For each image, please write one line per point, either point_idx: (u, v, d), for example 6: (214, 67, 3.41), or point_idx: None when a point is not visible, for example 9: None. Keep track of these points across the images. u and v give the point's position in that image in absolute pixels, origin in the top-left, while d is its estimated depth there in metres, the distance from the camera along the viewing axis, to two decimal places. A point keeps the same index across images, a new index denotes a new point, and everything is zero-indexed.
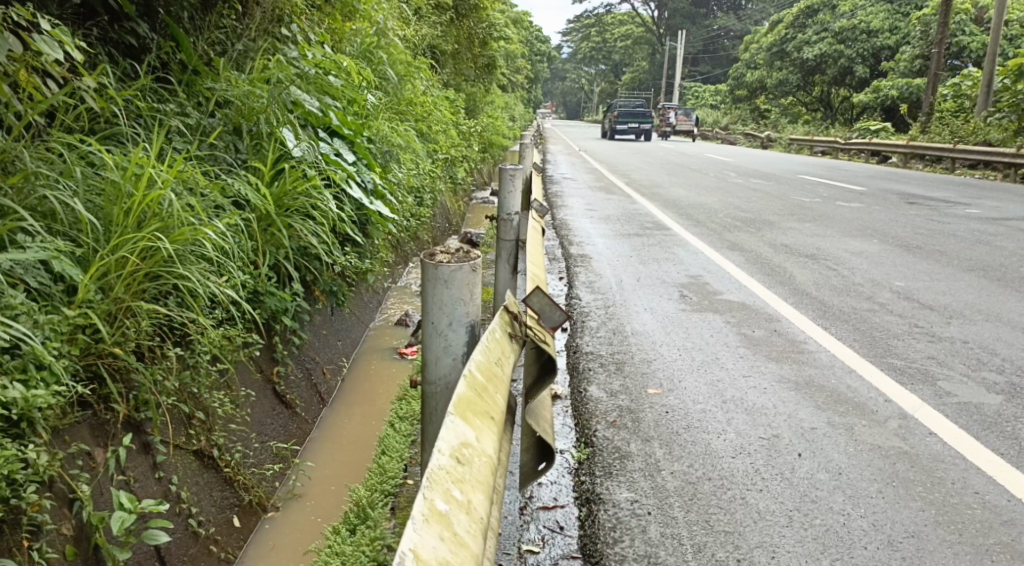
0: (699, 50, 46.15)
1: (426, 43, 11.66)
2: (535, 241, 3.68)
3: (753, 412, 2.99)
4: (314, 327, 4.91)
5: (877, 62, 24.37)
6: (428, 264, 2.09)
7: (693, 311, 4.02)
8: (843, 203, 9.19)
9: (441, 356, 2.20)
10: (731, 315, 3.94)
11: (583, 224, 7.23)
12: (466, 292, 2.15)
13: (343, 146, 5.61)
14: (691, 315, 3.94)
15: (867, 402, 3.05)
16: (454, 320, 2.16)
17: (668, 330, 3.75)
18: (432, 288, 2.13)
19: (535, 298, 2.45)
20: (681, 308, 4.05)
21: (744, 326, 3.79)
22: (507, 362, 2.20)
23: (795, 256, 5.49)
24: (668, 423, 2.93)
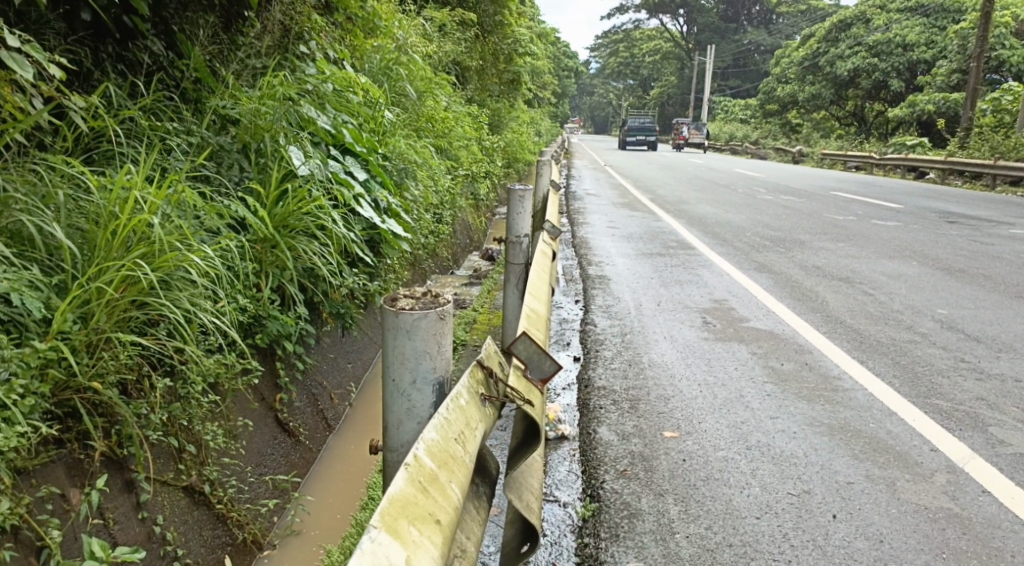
0: (729, 65, 45.76)
1: (451, 59, 11.56)
2: (545, 263, 3.45)
3: (781, 461, 2.73)
4: (319, 350, 4.73)
5: (913, 76, 23.85)
6: (387, 314, 2.00)
7: (716, 340, 3.77)
8: (879, 222, 8.85)
9: (403, 420, 2.10)
10: (757, 345, 3.69)
11: (604, 242, 7.00)
12: (432, 344, 2.04)
13: (355, 163, 5.46)
14: (714, 345, 3.69)
15: (910, 452, 2.77)
16: (418, 379, 2.06)
17: (689, 363, 3.49)
18: (394, 339, 2.03)
19: (522, 346, 2.36)
20: (703, 337, 3.80)
21: (771, 357, 3.54)
22: (473, 436, 2.01)
23: (828, 280, 5.21)
24: (684, 474, 2.68)
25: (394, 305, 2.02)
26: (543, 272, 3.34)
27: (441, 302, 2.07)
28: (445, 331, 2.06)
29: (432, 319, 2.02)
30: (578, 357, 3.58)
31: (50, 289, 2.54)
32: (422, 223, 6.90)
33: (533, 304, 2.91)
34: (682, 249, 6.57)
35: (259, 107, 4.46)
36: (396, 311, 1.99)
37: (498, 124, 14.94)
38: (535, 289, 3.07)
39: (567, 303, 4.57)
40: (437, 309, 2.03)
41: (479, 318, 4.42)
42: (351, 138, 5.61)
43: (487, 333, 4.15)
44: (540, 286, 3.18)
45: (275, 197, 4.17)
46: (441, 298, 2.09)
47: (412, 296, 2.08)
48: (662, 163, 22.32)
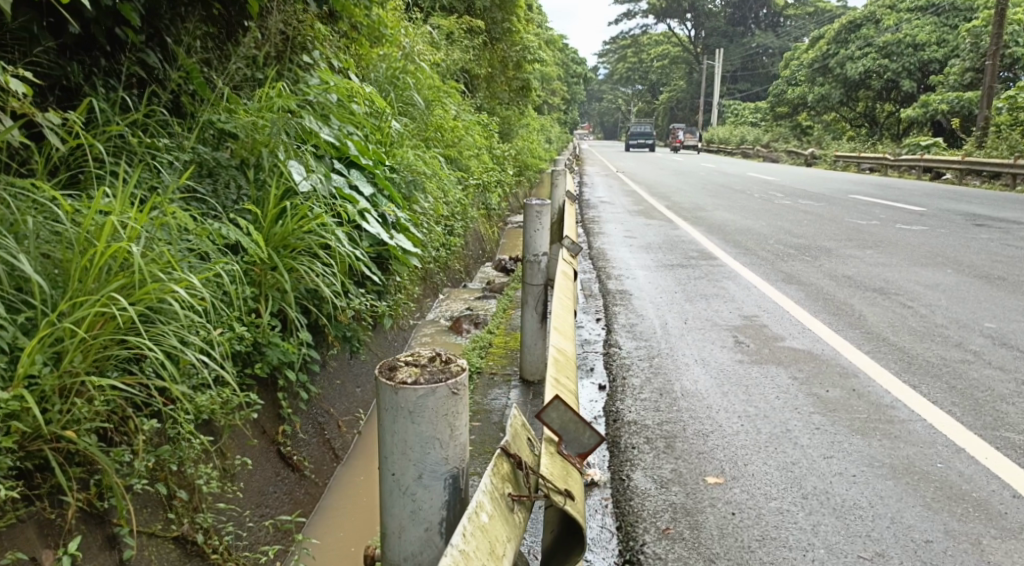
0: (738, 68, 45.42)
1: (459, 67, 11.35)
2: (567, 285, 3.20)
3: (844, 514, 2.39)
4: (325, 376, 4.49)
5: (926, 75, 23.44)
6: (389, 393, 1.82)
7: (752, 363, 3.49)
8: (904, 227, 8.53)
9: (408, 521, 1.89)
10: (796, 369, 3.41)
11: (622, 253, 6.73)
12: (441, 425, 1.85)
13: (361, 177, 5.22)
14: (750, 370, 3.41)
15: (989, 499, 2.46)
16: (424, 473, 1.87)
17: (726, 392, 3.21)
18: (395, 423, 1.85)
19: (554, 417, 2.12)
20: (738, 361, 3.51)
21: (815, 384, 3.25)
22: (500, 543, 1.80)
23: (862, 291, 4.92)
24: (736, 533, 2.33)
25: (395, 380, 1.84)
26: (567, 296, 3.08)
27: (453, 370, 1.89)
28: (457, 409, 1.87)
29: (441, 394, 1.83)
30: (603, 386, 3.31)
31: (17, 330, 2.33)
32: (432, 237, 6.65)
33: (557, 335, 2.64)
34: (703, 259, 6.29)
35: (256, 122, 4.24)
36: (394, 389, 1.82)
37: (508, 132, 14.71)
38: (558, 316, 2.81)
39: (587, 321, 4.30)
40: (448, 380, 1.85)
41: (494, 342, 4.15)
42: (355, 150, 5.37)
43: (503, 357, 3.88)
44: (563, 312, 2.92)
45: (274, 217, 3.94)
46: (451, 366, 1.91)
47: (415, 364, 1.90)
48: (674, 168, 22.05)
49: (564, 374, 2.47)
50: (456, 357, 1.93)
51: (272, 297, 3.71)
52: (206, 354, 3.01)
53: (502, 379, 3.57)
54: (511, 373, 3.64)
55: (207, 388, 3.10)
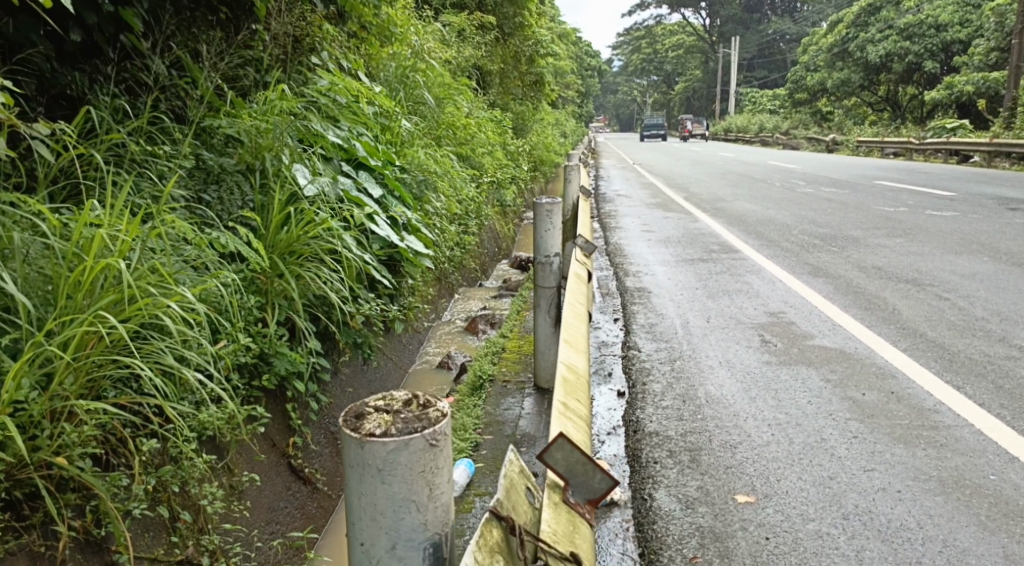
0: (754, 55, 44.82)
1: (471, 64, 11.18)
2: (579, 287, 3.03)
3: (891, 538, 2.20)
4: (337, 384, 4.36)
5: (949, 56, 22.90)
6: (352, 447, 1.50)
7: (780, 364, 3.31)
8: (933, 213, 8.26)
9: None
10: (828, 370, 3.22)
11: (640, 248, 6.54)
12: (418, 484, 1.54)
13: (369, 177, 5.08)
14: (779, 372, 3.23)
15: None
16: (398, 541, 1.56)
17: (754, 397, 3.03)
18: (361, 484, 1.53)
19: (559, 455, 1.93)
20: (765, 362, 3.33)
21: (850, 387, 3.06)
22: None
23: (894, 282, 4.71)
24: (770, 561, 2.15)
25: (361, 431, 1.53)
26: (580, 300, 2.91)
27: (431, 418, 1.58)
28: (437, 464, 1.57)
29: (417, 447, 1.52)
30: (622, 393, 3.14)
31: (2, 353, 2.20)
32: (445, 236, 6.51)
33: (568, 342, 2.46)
34: (725, 253, 6.09)
35: (259, 125, 4.11)
36: (359, 442, 1.51)
37: (522, 127, 14.51)
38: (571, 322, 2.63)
39: (604, 322, 4.13)
40: (425, 430, 1.54)
41: (507, 346, 4.00)
42: (363, 151, 5.23)
43: (517, 363, 3.72)
44: (576, 316, 2.75)
45: (279, 223, 3.81)
46: (430, 411, 1.60)
47: (387, 410, 1.59)
48: (693, 158, 21.75)
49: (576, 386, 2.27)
50: (435, 400, 1.62)
51: (277, 306, 3.58)
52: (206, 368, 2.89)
53: (516, 387, 3.44)
54: (526, 380, 3.50)
55: (211, 405, 2.97)
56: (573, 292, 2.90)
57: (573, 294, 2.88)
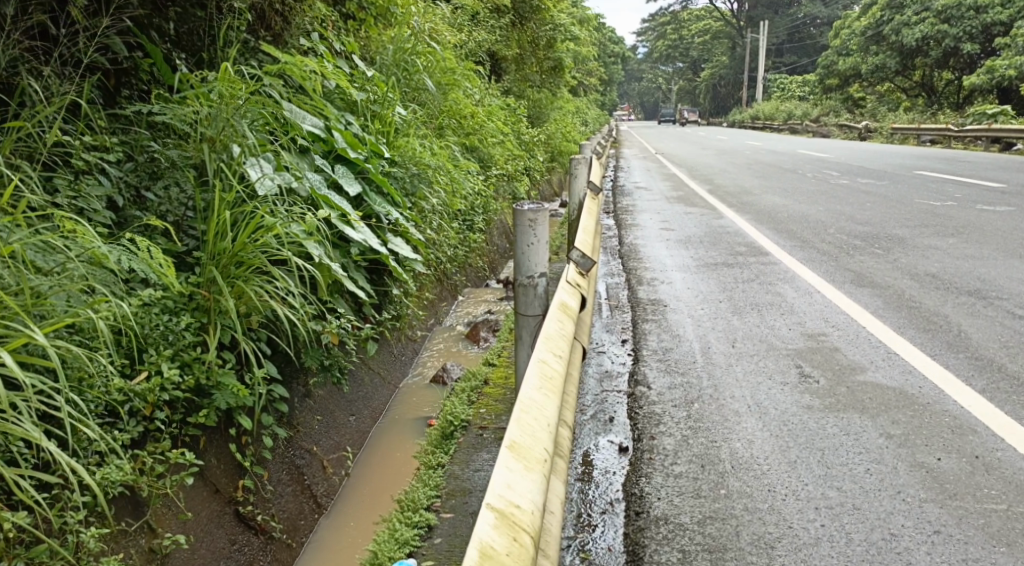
0: (783, 40, 43.53)
1: (484, 48, 10.50)
2: (563, 331, 2.35)
3: None
4: (304, 411, 3.86)
5: (990, 38, 21.73)
6: None
7: (824, 412, 2.67)
8: (984, 208, 7.51)
9: None
10: (885, 421, 2.58)
11: (658, 249, 5.90)
12: None
13: (347, 172, 4.50)
14: (824, 424, 2.59)
15: None
16: None
17: (794, 463, 2.40)
18: None
19: None
20: (806, 407, 2.70)
21: (919, 450, 2.42)
22: None
23: (953, 296, 4.05)
24: None
25: None
26: (562, 357, 2.23)
27: None
28: None
29: None
30: (625, 448, 2.54)
31: None
32: (444, 235, 5.92)
33: (521, 443, 1.78)
34: (753, 256, 5.44)
35: (202, 111, 3.52)
36: None
37: (538, 116, 13.83)
38: (535, 398, 1.97)
39: (610, 345, 3.52)
40: None
41: (491, 379, 3.43)
42: (344, 142, 4.64)
43: (502, 401, 3.17)
44: (548, 387, 2.07)
45: (224, 229, 3.25)
46: None
47: None
48: (719, 147, 20.97)
49: (520, 541, 1.53)
50: None
51: (218, 329, 3.03)
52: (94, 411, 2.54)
53: (493, 437, 2.93)
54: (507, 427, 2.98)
55: (102, 463, 2.46)
56: (550, 347, 2.22)
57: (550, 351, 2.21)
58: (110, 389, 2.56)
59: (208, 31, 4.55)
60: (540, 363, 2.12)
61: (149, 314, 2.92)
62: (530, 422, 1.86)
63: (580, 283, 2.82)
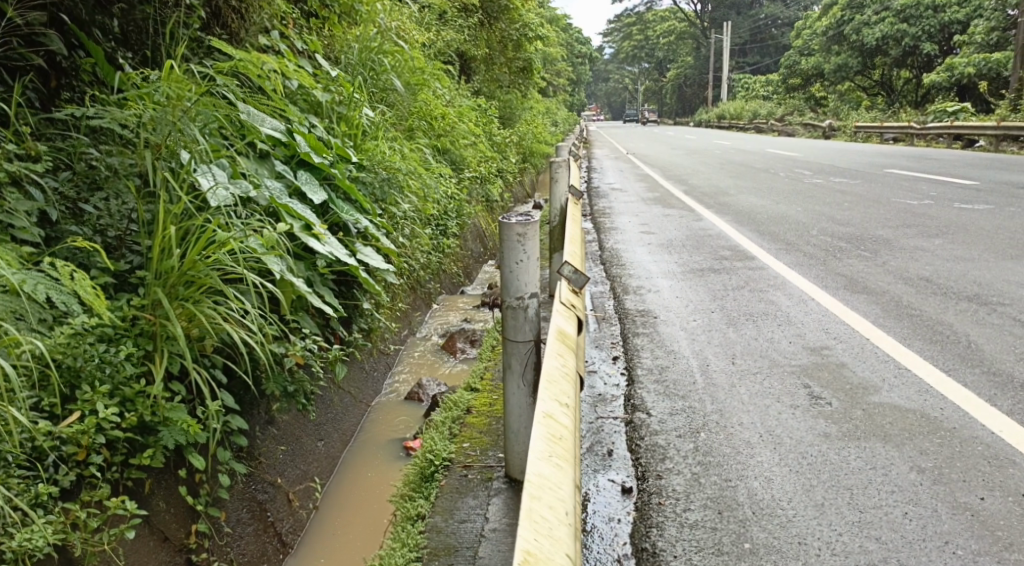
0: (746, 40, 43.82)
1: (452, 48, 10.19)
2: (562, 380, 2.03)
3: None
4: (266, 440, 3.55)
5: (948, 37, 21.97)
6: None
7: (844, 441, 2.48)
8: (962, 206, 7.42)
9: None
10: (912, 451, 2.41)
11: (639, 254, 5.66)
12: None
13: (312, 178, 4.17)
14: (846, 456, 2.40)
15: None
16: None
17: (822, 507, 2.19)
18: None
19: None
20: (824, 436, 2.51)
21: (957, 487, 2.25)
22: None
23: (954, 301, 3.87)
24: None
25: None
26: (566, 415, 1.91)
27: None
28: None
29: None
30: (628, 489, 2.33)
31: None
32: (417, 242, 5.63)
33: (538, 552, 1.44)
34: (739, 260, 5.24)
35: (145, 113, 3.19)
36: None
37: (509, 117, 13.54)
38: (544, 476, 1.65)
39: (601, 362, 3.26)
40: None
41: (474, 407, 3.20)
42: (307, 146, 4.31)
43: (488, 434, 2.96)
44: (555, 457, 1.75)
45: (171, 246, 2.94)
46: None
47: None
48: (688, 146, 20.90)
49: None
50: None
51: (165, 359, 2.74)
52: (14, 460, 2.30)
53: (479, 478, 2.71)
54: (493, 464, 2.77)
55: (12, 525, 2.22)
56: (551, 405, 1.89)
57: (551, 410, 1.89)
58: (27, 435, 2.31)
59: (157, 29, 4.23)
60: (544, 427, 1.79)
61: (81, 341, 2.59)
62: (544, 517, 1.52)
63: (574, 303, 2.56)
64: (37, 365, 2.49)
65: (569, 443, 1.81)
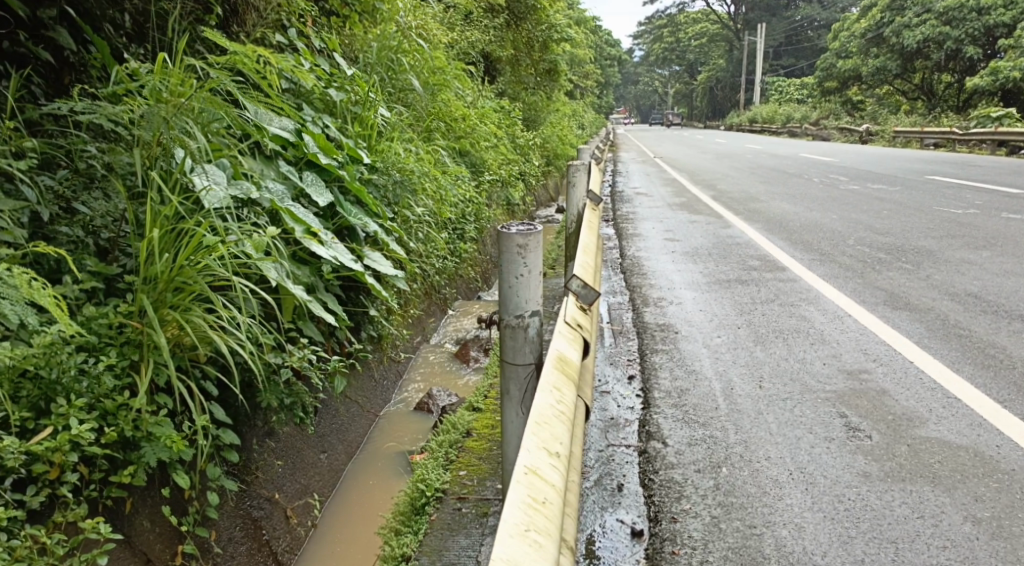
0: (780, 43, 43.13)
1: (476, 48, 9.98)
2: (553, 422, 1.82)
3: None
4: (264, 453, 3.37)
5: (991, 40, 21.33)
6: None
7: (887, 483, 2.27)
8: (1009, 215, 7.07)
9: None
10: (964, 498, 2.20)
11: (663, 263, 5.41)
12: None
13: (318, 179, 3.98)
14: (890, 502, 2.19)
15: None
16: None
17: (863, 564, 1.98)
18: None
19: None
20: (864, 476, 2.31)
21: (1018, 543, 2.02)
22: None
23: (1004, 321, 3.60)
24: None
25: None
26: (554, 468, 1.70)
27: None
28: None
29: None
30: (639, 532, 2.14)
31: None
32: (432, 247, 5.45)
33: None
34: (769, 270, 4.98)
35: (136, 110, 3.01)
36: None
37: (534, 119, 13.29)
38: (520, 555, 1.45)
39: (615, 382, 3.05)
40: None
41: (474, 430, 3.02)
42: (316, 147, 4.11)
43: (489, 460, 2.77)
44: (538, 527, 1.55)
45: (158, 250, 2.76)
46: None
47: None
48: (718, 149, 20.52)
49: None
50: None
51: (149, 369, 2.55)
52: None
53: (474, 513, 2.51)
54: (490, 497, 2.57)
55: None
56: (536, 457, 1.69)
57: (535, 463, 1.68)
58: None
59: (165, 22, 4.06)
60: (524, 490, 1.59)
61: (59, 350, 2.40)
62: None
63: (581, 322, 2.36)
64: (7, 377, 2.30)
65: (554, 505, 1.60)
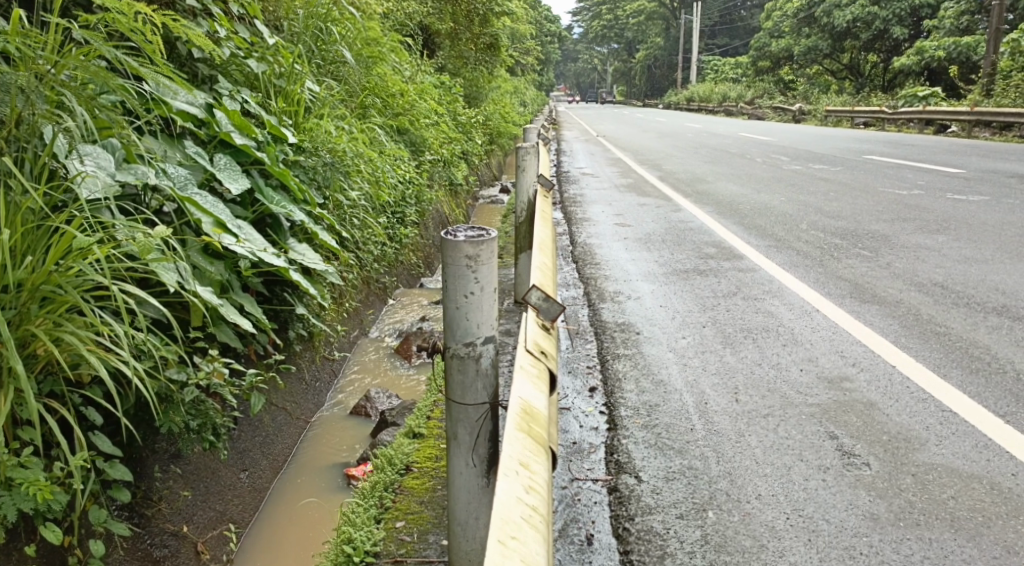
0: (714, 22, 43.37)
1: (412, 20, 9.41)
2: (518, 542, 1.37)
3: None
4: (168, 483, 2.94)
5: (917, 22, 21.71)
6: None
7: (902, 530, 2.03)
8: (954, 196, 7.01)
9: None
10: (994, 550, 1.95)
11: (615, 251, 5.08)
12: None
13: (231, 163, 3.48)
14: (914, 559, 1.93)
15: None
16: None
17: None
18: None
19: None
20: (873, 518, 2.08)
21: None
22: None
23: (983, 314, 3.39)
24: None
25: None
26: None
27: None
28: None
29: None
30: None
31: None
32: (368, 233, 5.00)
33: None
34: (726, 258, 4.72)
35: None
36: None
37: (474, 96, 12.76)
38: None
39: (575, 397, 2.77)
40: None
41: (417, 465, 2.69)
42: (230, 124, 3.64)
43: (433, 509, 2.44)
44: None
45: (19, 254, 2.32)
46: None
47: None
48: (659, 128, 20.31)
49: None
50: None
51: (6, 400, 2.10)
52: None
53: None
54: (432, 555, 2.23)
55: None
56: None
57: None
58: None
59: None
60: None
61: None
62: None
63: (540, 361, 1.99)
64: None
65: None
